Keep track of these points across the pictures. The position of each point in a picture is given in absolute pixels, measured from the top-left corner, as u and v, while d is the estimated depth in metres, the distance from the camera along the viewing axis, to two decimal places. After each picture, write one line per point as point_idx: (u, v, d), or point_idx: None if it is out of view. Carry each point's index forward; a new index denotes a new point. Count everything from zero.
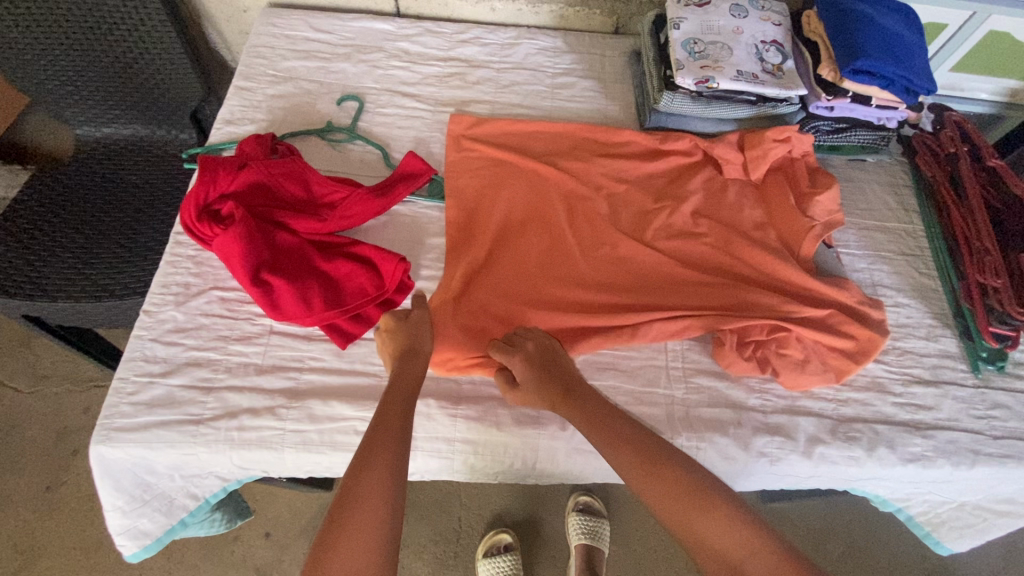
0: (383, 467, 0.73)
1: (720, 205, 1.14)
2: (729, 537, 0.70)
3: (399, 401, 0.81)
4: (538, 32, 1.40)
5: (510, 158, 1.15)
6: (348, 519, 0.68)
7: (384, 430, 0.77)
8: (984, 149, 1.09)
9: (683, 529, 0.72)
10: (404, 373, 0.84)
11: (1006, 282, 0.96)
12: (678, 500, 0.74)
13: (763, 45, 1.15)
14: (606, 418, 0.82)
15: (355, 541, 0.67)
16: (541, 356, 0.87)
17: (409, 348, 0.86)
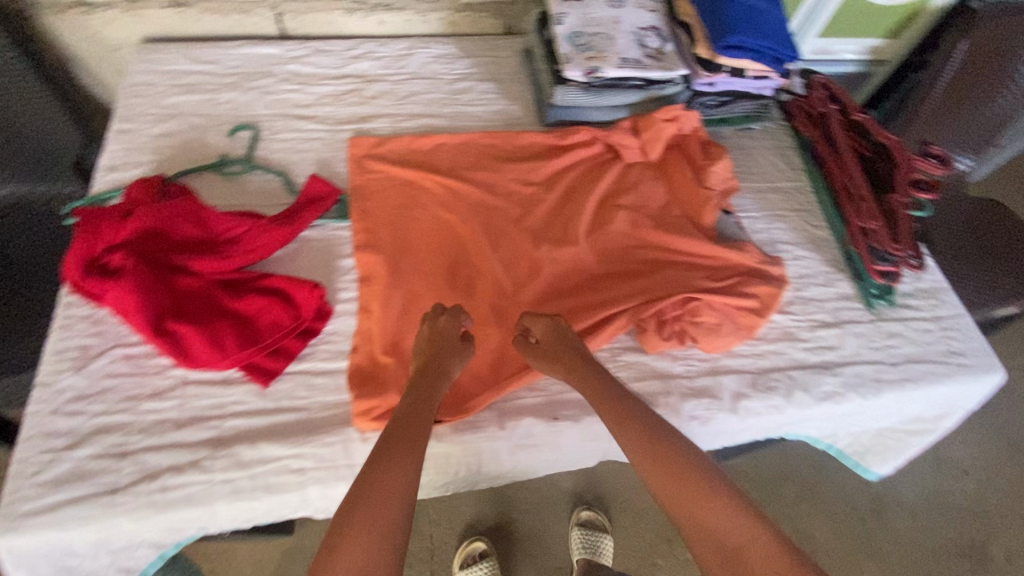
0: (407, 469, 0.73)
1: (626, 190, 1.19)
2: (731, 525, 0.74)
3: (426, 405, 0.80)
4: (430, 41, 1.40)
5: (416, 176, 1.15)
6: (364, 513, 0.69)
7: (410, 432, 0.76)
8: (849, 106, 1.20)
9: (687, 514, 0.75)
10: (431, 373, 0.83)
11: (881, 223, 1.06)
12: (686, 488, 0.77)
13: (641, 31, 1.20)
14: (622, 404, 0.84)
15: (365, 540, 0.67)
16: (561, 340, 0.90)
17: (437, 352, 0.85)
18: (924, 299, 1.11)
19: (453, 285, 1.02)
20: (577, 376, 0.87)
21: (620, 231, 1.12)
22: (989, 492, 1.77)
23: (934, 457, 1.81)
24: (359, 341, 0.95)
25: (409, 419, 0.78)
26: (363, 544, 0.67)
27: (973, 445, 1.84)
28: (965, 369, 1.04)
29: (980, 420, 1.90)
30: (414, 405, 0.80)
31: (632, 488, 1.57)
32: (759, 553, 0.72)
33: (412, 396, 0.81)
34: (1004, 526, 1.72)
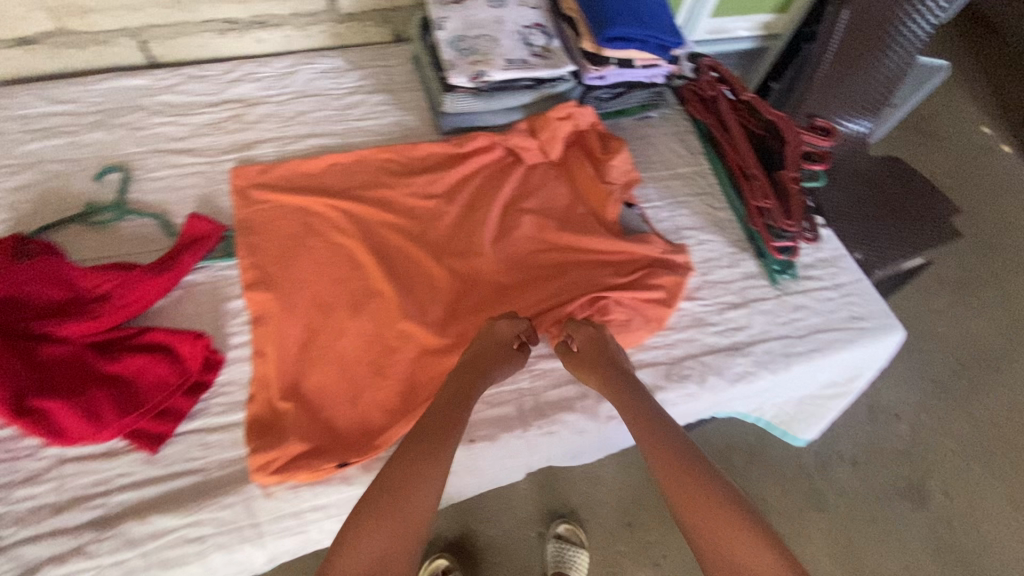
0: (433, 469, 0.78)
1: (530, 193, 1.17)
2: (746, 549, 0.74)
3: (456, 414, 0.83)
4: (315, 55, 1.33)
5: (308, 202, 1.09)
6: (390, 503, 0.74)
7: (441, 434, 0.80)
8: (737, 87, 1.22)
9: (704, 533, 0.76)
10: (464, 379, 0.87)
11: (774, 201, 1.08)
12: (705, 509, 0.77)
13: (526, 30, 1.17)
14: (653, 418, 0.86)
15: (388, 529, 0.73)
16: (602, 350, 0.92)
17: (478, 359, 0.89)
18: (824, 269, 1.14)
19: (356, 315, 0.97)
20: (613, 390, 0.88)
21: (527, 236, 1.11)
22: (922, 432, 1.87)
23: (869, 406, 1.90)
24: (257, 389, 0.90)
25: (444, 430, 0.81)
26: (385, 533, 0.73)
27: (903, 390, 1.94)
28: (867, 333, 1.08)
29: (907, 364, 2.00)
30: (444, 412, 0.83)
31: (588, 482, 1.58)
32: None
33: (443, 404, 0.84)
34: (938, 463, 1.82)
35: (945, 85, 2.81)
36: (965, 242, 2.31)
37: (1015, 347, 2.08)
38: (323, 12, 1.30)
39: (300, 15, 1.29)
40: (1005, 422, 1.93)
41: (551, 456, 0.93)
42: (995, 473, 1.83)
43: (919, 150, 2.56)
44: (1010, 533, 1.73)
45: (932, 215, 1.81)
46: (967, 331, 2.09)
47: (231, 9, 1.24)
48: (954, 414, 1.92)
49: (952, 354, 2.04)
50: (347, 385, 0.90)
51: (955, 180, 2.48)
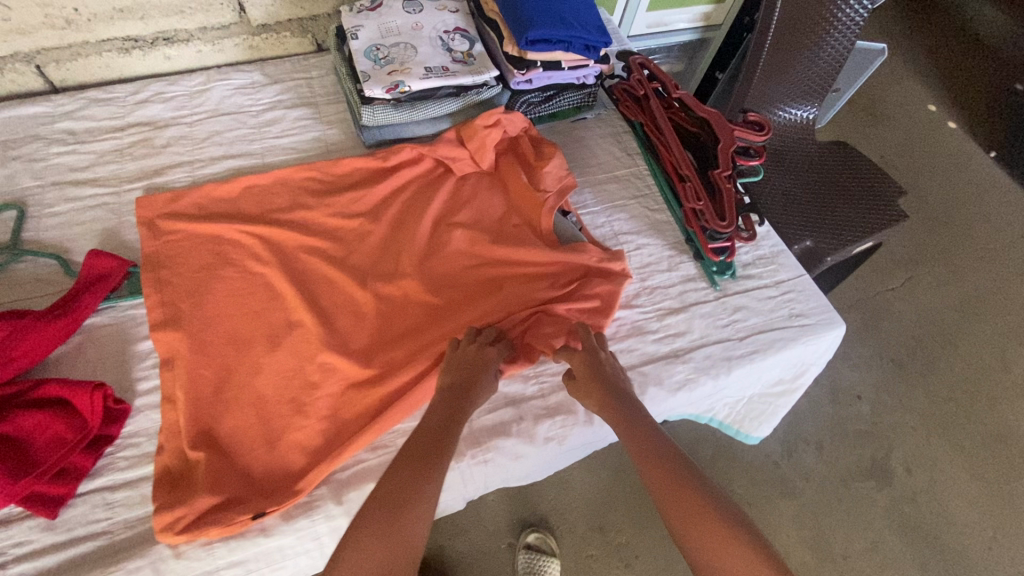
0: (431, 478, 0.73)
1: (462, 206, 1.12)
2: (749, 565, 0.68)
3: (449, 424, 0.80)
4: (230, 70, 1.25)
5: (221, 230, 1.02)
6: (385, 515, 0.69)
7: (436, 444, 0.77)
8: (668, 84, 1.19)
9: (702, 551, 0.70)
10: (455, 391, 0.83)
11: (706, 203, 1.05)
12: (703, 523, 0.72)
13: (446, 35, 1.13)
14: (646, 428, 0.82)
15: (386, 540, 0.68)
16: (598, 368, 0.88)
17: (473, 371, 0.86)
18: (764, 267, 1.12)
19: (274, 350, 0.92)
20: (606, 404, 0.85)
21: (458, 251, 1.07)
22: (884, 412, 1.89)
23: (831, 389, 1.91)
24: (167, 438, 0.83)
25: (440, 451, 0.76)
26: (382, 545, 0.68)
27: (863, 371, 1.96)
28: (809, 329, 1.06)
29: (866, 345, 2.02)
30: (438, 425, 0.79)
31: (554, 490, 1.54)
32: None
33: (436, 417, 0.80)
34: (901, 441, 1.84)
35: (890, 65, 2.85)
36: (916, 219, 2.34)
37: (969, 320, 2.11)
38: (235, 24, 1.23)
39: (209, 29, 1.22)
40: (963, 395, 1.95)
41: (488, 483, 0.90)
42: (957, 447, 1.85)
43: (869, 132, 2.59)
44: (973, 504, 1.75)
45: (882, 199, 1.81)
46: (922, 308, 2.12)
47: (131, 26, 1.16)
48: (914, 391, 1.94)
49: (909, 332, 2.06)
50: (265, 426, 0.85)
51: (905, 158, 2.51)
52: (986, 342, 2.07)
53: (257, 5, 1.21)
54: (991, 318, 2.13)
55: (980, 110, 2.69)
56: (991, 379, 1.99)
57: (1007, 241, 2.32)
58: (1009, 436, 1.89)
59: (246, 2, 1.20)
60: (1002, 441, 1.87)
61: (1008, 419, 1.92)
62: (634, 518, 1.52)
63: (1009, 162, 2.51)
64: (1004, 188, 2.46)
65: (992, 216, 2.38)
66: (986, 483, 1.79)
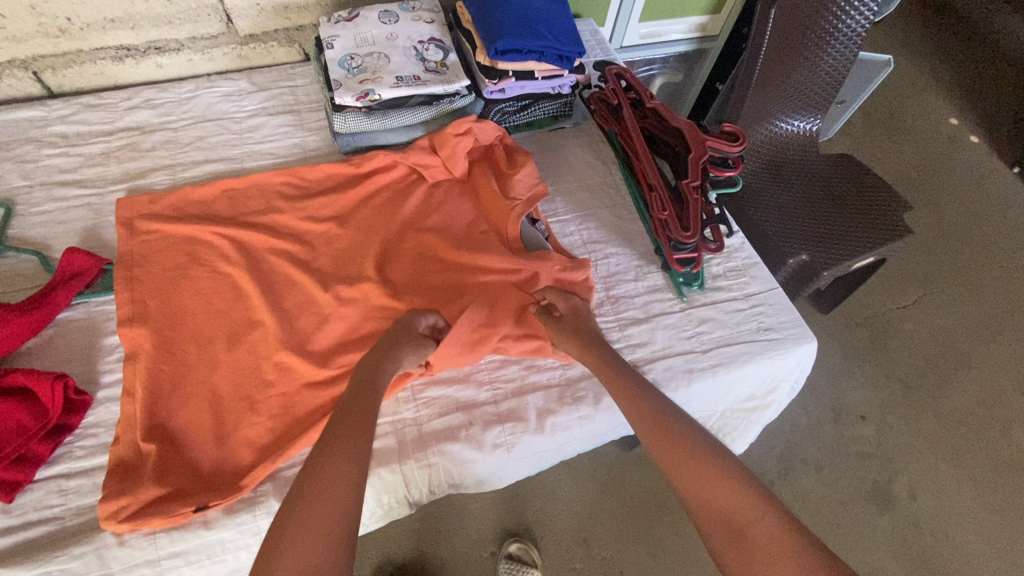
0: (349, 460, 0.73)
1: (431, 212, 1.13)
2: (735, 501, 0.73)
3: (366, 404, 0.80)
4: (218, 79, 1.31)
5: (196, 230, 1.06)
6: (306, 504, 0.69)
7: (353, 424, 0.77)
8: (643, 95, 1.19)
9: (693, 490, 0.75)
10: (370, 369, 0.85)
11: (671, 213, 1.04)
12: (692, 466, 0.76)
13: (421, 46, 1.15)
14: (630, 382, 0.87)
15: (312, 529, 0.67)
16: (580, 318, 0.96)
17: (394, 347, 0.88)
18: (735, 279, 1.10)
19: (234, 348, 0.94)
20: (588, 347, 0.91)
21: (424, 256, 1.08)
22: (888, 434, 1.82)
23: (833, 408, 1.85)
24: (122, 430, 0.86)
25: (348, 428, 0.76)
26: (310, 535, 0.66)
27: (866, 390, 1.89)
28: (776, 344, 1.03)
29: (872, 363, 1.95)
30: (350, 404, 0.79)
31: (539, 499, 1.52)
32: (763, 528, 0.70)
33: (351, 397, 0.81)
34: (905, 464, 1.76)
35: (909, 77, 2.77)
36: (931, 235, 2.25)
37: (985, 341, 2.02)
38: (223, 34, 1.28)
39: (198, 39, 1.27)
40: (975, 419, 1.86)
41: (434, 486, 0.91)
42: (966, 473, 1.76)
43: (884, 145, 2.52)
44: (982, 534, 1.66)
45: (881, 213, 1.75)
46: (934, 327, 2.04)
47: (123, 35, 1.22)
48: (922, 413, 1.86)
49: (919, 352, 1.98)
50: (217, 422, 0.88)
51: (921, 172, 2.43)
52: (1004, 364, 1.97)
53: (243, 15, 1.26)
54: (1007, 339, 2.03)
55: (1004, 123, 2.59)
56: (1008, 403, 1.90)
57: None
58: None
59: (232, 12, 1.25)
60: (1018, 469, 1.78)
61: None
62: (620, 532, 1.49)
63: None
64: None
65: (1014, 233, 2.28)
66: (999, 513, 1.70)
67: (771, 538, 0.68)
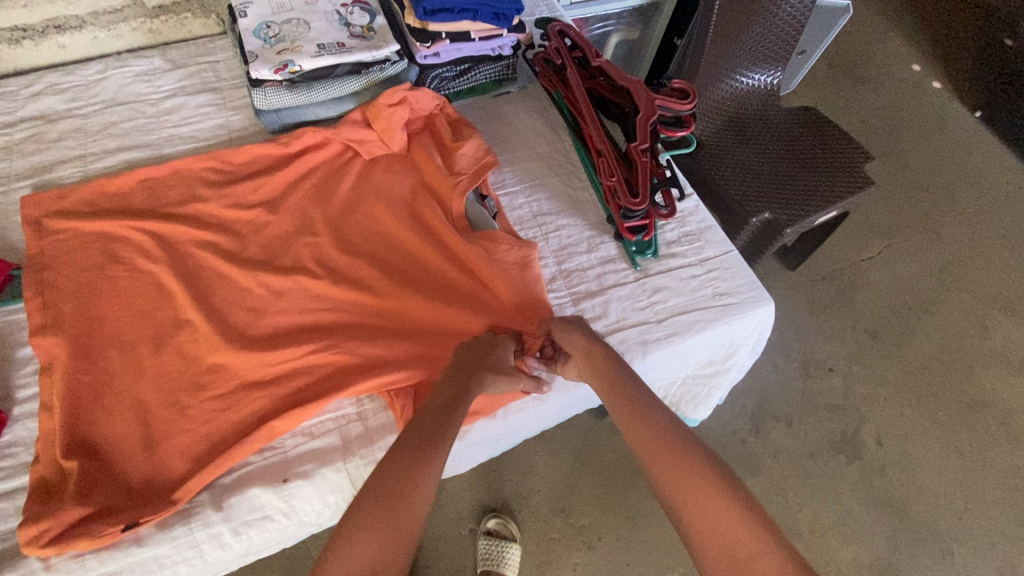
0: (427, 470, 0.71)
1: (369, 192, 1.06)
2: (738, 529, 0.66)
3: (445, 420, 0.77)
4: (129, 57, 1.19)
5: (111, 226, 0.98)
6: (385, 501, 0.67)
7: (434, 434, 0.75)
8: (587, 53, 1.12)
9: (693, 513, 0.69)
10: (456, 385, 0.81)
11: (619, 178, 0.99)
12: (695, 489, 0.71)
13: (344, 9, 1.06)
14: (635, 390, 0.83)
15: (389, 527, 0.66)
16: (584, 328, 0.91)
17: (481, 364, 0.83)
18: (689, 244, 1.06)
19: (160, 352, 0.88)
20: (592, 347, 0.87)
21: (366, 241, 1.02)
22: (856, 384, 1.84)
23: (802, 362, 1.87)
24: (43, 447, 0.80)
25: (419, 436, 0.74)
26: (384, 533, 0.65)
27: (834, 342, 1.91)
28: (732, 309, 1.00)
29: (839, 316, 1.97)
30: (434, 420, 0.76)
31: (515, 473, 1.51)
32: (769, 565, 0.63)
33: (431, 409, 0.78)
34: (872, 412, 1.80)
35: (870, 24, 2.72)
36: (895, 183, 2.25)
37: (948, 286, 2.05)
38: (128, 8, 1.17)
39: (100, 14, 1.15)
40: (939, 364, 1.90)
41: None
42: (931, 416, 1.80)
43: (847, 94, 2.48)
44: (946, 474, 1.71)
45: (841, 170, 1.75)
46: (899, 276, 2.05)
47: (14, 14, 1.10)
48: (888, 361, 1.89)
49: (884, 301, 2.00)
50: (146, 432, 0.82)
51: (885, 121, 2.41)
52: (965, 309, 2.01)
53: None
54: (969, 283, 2.06)
55: (964, 66, 2.57)
56: (968, 345, 1.94)
57: (990, 203, 2.23)
58: (986, 404, 1.84)
59: None
60: (978, 409, 1.83)
61: (986, 386, 1.87)
62: (597, 500, 1.48)
63: (995, 120, 2.41)
64: (988, 147, 2.36)
65: (974, 177, 2.29)
66: (960, 453, 1.75)
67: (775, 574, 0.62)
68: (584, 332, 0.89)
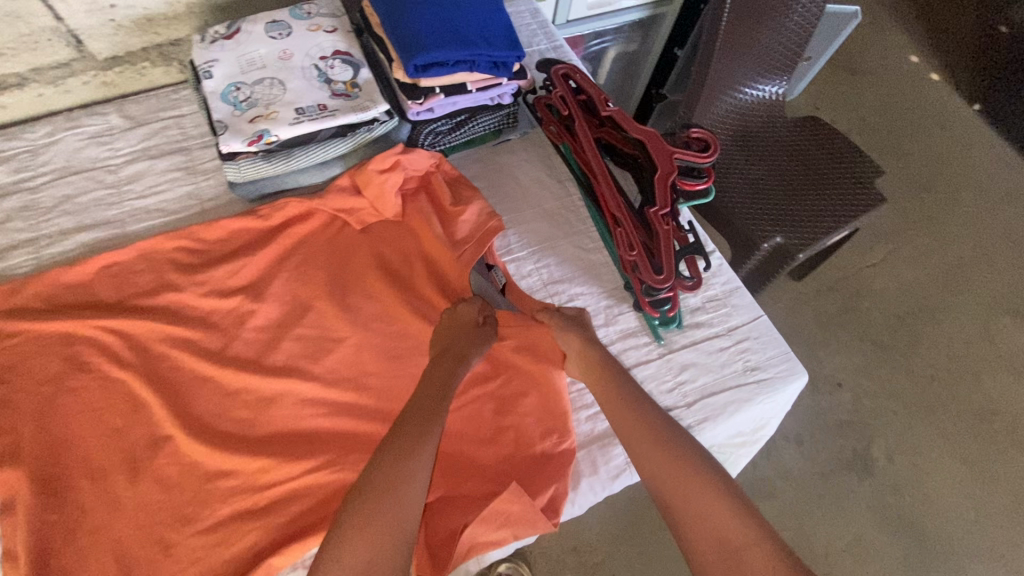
0: (416, 460, 0.68)
1: (362, 268, 0.96)
2: (723, 517, 0.67)
3: (429, 411, 0.73)
4: (81, 115, 1.06)
5: (73, 327, 0.87)
6: (375, 498, 0.66)
7: (422, 421, 0.72)
8: (597, 100, 1.02)
9: (679, 504, 0.69)
10: (441, 374, 0.78)
11: (641, 253, 0.90)
12: (684, 480, 0.70)
13: (323, 63, 0.93)
14: (623, 389, 0.81)
15: (379, 524, 0.64)
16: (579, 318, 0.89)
17: (463, 347, 0.81)
18: (714, 311, 0.97)
19: (139, 477, 0.78)
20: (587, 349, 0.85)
21: (363, 325, 0.92)
22: (864, 398, 1.79)
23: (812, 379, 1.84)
24: None
25: (405, 424, 0.72)
26: (374, 532, 0.64)
27: (843, 357, 1.85)
28: (765, 386, 0.92)
29: (846, 328, 1.91)
30: (415, 410, 0.73)
31: None
32: (758, 553, 0.63)
33: (416, 403, 0.75)
34: (882, 427, 1.74)
35: (868, 15, 2.62)
36: (898, 184, 2.18)
37: (953, 291, 1.99)
38: (76, 62, 1.02)
39: (44, 69, 1.01)
40: (946, 374, 1.85)
41: None
42: (939, 428, 1.76)
43: (848, 92, 2.39)
44: (955, 488, 1.68)
45: (849, 185, 1.67)
46: (903, 283, 2.00)
47: None
48: (897, 373, 1.84)
49: (890, 311, 1.95)
50: None
51: (886, 119, 2.33)
52: (970, 314, 1.96)
53: (96, 36, 1.00)
54: (973, 287, 2.01)
55: (964, 58, 2.48)
56: (976, 352, 1.89)
57: (992, 200, 2.17)
58: (994, 413, 1.80)
59: (80, 33, 0.98)
60: (985, 419, 1.79)
61: (993, 395, 1.82)
62: (609, 535, 1.38)
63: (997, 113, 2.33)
64: (989, 142, 2.30)
65: (976, 174, 2.22)
66: (970, 464, 1.71)
67: (764, 562, 0.63)
68: (581, 333, 0.86)
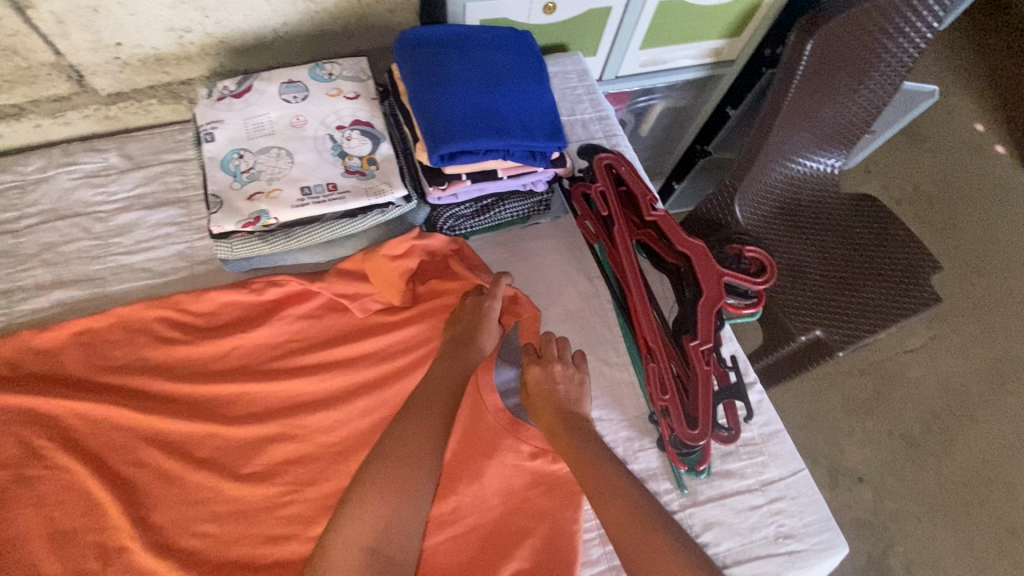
0: (432, 438, 0.69)
1: (356, 363, 0.86)
2: None
3: (444, 393, 0.73)
4: (77, 149, 0.96)
5: (35, 405, 0.78)
6: (392, 465, 0.66)
7: (440, 400, 0.72)
8: (642, 200, 0.90)
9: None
10: (457, 354, 0.77)
11: (673, 399, 0.80)
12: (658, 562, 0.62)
13: (339, 134, 0.83)
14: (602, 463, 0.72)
15: (399, 493, 0.65)
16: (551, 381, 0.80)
17: (477, 331, 0.79)
18: (748, 459, 0.85)
19: None
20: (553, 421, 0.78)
21: (351, 434, 0.81)
22: (890, 500, 1.52)
23: (829, 469, 1.55)
24: None
25: (425, 399, 0.72)
26: (394, 498, 0.64)
27: (868, 449, 1.57)
28: (798, 560, 0.80)
29: (872, 417, 1.62)
30: (436, 395, 0.73)
31: None
32: None
33: (435, 380, 0.75)
34: (908, 533, 1.48)
35: (937, 59, 2.32)
36: (951, 253, 1.91)
37: (1000, 386, 1.70)
38: (76, 95, 0.94)
39: (42, 101, 0.93)
40: (981, 481, 1.56)
41: None
42: (969, 543, 1.48)
43: (898, 155, 2.09)
44: None
45: (905, 268, 1.29)
46: (943, 373, 1.70)
47: None
48: (926, 474, 1.56)
49: (926, 404, 1.65)
50: None
51: (943, 179, 2.06)
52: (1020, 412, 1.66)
53: (100, 73, 0.92)
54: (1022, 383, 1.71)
55: None
56: (1016, 459, 1.60)
57: None
58: None
59: (83, 69, 0.91)
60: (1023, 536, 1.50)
61: None
62: None
63: None
64: None
65: None
66: None
67: None
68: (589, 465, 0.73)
